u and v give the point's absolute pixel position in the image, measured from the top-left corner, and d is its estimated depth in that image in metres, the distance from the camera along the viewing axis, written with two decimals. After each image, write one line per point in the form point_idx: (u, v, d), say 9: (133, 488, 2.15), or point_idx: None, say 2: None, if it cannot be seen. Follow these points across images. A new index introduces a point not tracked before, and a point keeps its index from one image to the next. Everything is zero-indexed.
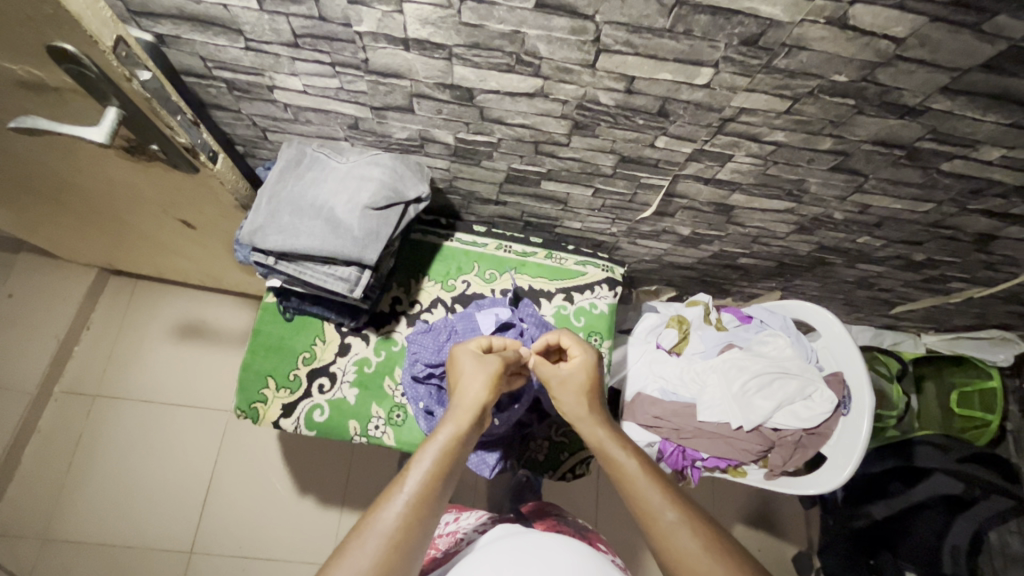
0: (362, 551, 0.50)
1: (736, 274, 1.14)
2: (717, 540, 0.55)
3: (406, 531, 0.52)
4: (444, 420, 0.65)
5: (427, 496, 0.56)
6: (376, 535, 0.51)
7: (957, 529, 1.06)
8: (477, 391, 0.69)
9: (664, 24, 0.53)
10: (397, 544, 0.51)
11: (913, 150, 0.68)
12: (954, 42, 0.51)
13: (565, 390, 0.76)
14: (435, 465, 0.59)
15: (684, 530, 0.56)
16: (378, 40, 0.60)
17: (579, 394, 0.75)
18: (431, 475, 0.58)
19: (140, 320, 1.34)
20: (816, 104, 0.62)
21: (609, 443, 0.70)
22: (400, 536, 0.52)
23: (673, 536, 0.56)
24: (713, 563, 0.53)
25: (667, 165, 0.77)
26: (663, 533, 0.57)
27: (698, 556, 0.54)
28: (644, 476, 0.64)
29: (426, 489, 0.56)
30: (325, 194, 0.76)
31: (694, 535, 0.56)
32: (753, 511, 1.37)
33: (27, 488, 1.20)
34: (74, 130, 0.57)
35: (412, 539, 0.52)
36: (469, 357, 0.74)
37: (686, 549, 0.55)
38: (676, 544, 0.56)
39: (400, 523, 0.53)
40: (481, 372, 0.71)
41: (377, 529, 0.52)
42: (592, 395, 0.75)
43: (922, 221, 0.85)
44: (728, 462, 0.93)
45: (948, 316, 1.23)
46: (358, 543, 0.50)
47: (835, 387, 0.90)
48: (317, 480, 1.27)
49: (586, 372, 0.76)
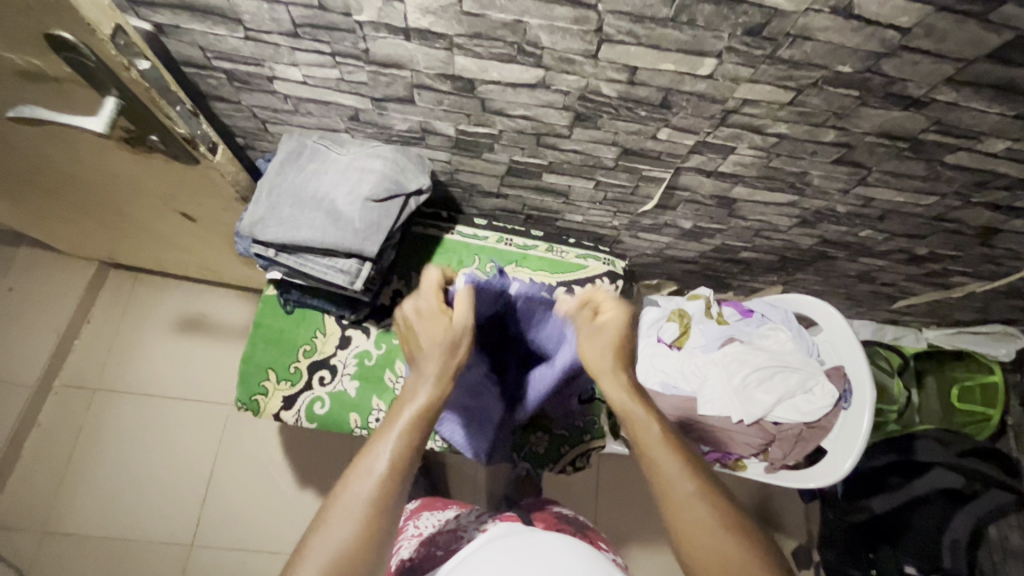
0: (339, 528, 0.49)
1: (737, 268, 1.14)
2: (730, 516, 0.55)
3: (382, 499, 0.51)
4: (413, 380, 0.59)
5: (404, 461, 0.53)
6: (354, 504, 0.50)
7: (958, 522, 1.07)
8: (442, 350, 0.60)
9: (667, 13, 0.53)
10: (378, 511, 0.51)
11: (918, 142, 0.67)
12: (961, 32, 0.51)
13: (591, 336, 0.69)
14: (406, 433, 0.55)
15: (701, 503, 0.56)
16: (378, 29, 0.59)
17: (612, 347, 0.67)
18: (406, 437, 0.54)
19: (139, 313, 1.34)
20: (820, 96, 0.61)
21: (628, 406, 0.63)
22: (374, 511, 0.50)
23: (690, 510, 0.56)
24: (726, 538, 0.54)
25: (669, 157, 0.76)
26: (675, 504, 0.56)
27: (711, 529, 0.55)
28: (665, 448, 0.59)
29: (402, 455, 0.53)
30: (325, 186, 0.76)
31: (709, 509, 0.56)
32: (753, 505, 1.37)
33: (28, 479, 1.21)
34: (73, 121, 0.57)
35: (390, 507, 0.51)
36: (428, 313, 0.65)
37: (701, 523, 0.55)
38: (690, 516, 0.55)
39: (378, 492, 0.51)
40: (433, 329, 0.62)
41: (348, 506, 0.50)
42: (626, 350, 0.67)
43: (925, 214, 0.84)
44: (728, 454, 0.94)
45: (951, 311, 1.23)
46: (337, 514, 0.50)
47: (836, 381, 0.90)
48: (318, 472, 1.28)
49: (616, 327, 0.68)
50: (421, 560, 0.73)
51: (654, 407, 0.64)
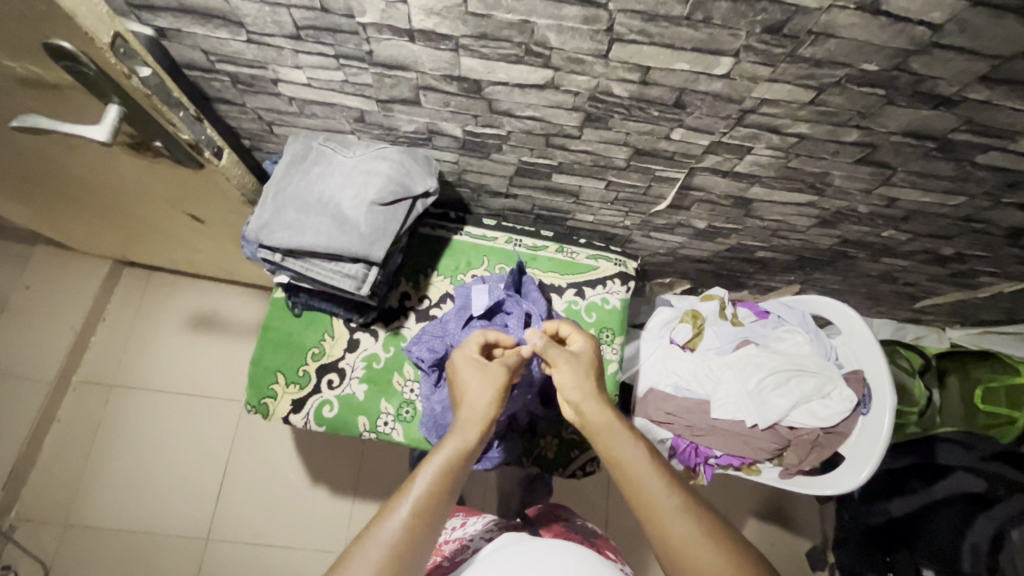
0: (363, 563, 0.48)
1: (754, 267, 1.11)
2: (719, 528, 0.53)
3: (407, 542, 0.50)
4: (450, 429, 0.61)
5: (430, 510, 0.53)
6: (376, 546, 0.49)
7: (977, 526, 0.98)
8: (486, 403, 0.65)
9: (682, 11, 0.50)
10: (400, 554, 0.49)
11: (946, 142, 0.64)
12: (996, 28, 0.48)
13: (569, 363, 0.70)
14: (435, 477, 0.55)
15: (688, 516, 0.54)
16: (382, 31, 0.58)
17: (580, 372, 0.69)
18: (433, 487, 0.54)
19: (154, 313, 1.35)
20: (843, 95, 0.58)
21: (606, 425, 0.64)
22: (400, 550, 0.49)
23: (675, 523, 0.54)
24: (715, 552, 0.51)
25: (683, 157, 0.74)
26: (662, 519, 0.54)
27: (700, 542, 0.52)
28: (645, 463, 0.59)
29: (431, 499, 0.53)
30: (331, 190, 0.75)
31: (695, 522, 0.53)
32: (767, 506, 1.35)
33: (48, 476, 1.23)
34: (75, 129, 0.56)
35: (414, 551, 0.50)
36: (474, 366, 0.70)
37: (688, 537, 0.53)
38: (677, 530, 0.53)
39: (403, 534, 0.50)
40: (487, 385, 0.67)
41: (379, 539, 0.50)
42: (597, 377, 0.70)
43: (952, 214, 0.81)
44: (741, 459, 0.91)
45: (976, 311, 1.19)
46: (359, 553, 0.49)
47: (855, 386, 0.87)
48: (330, 470, 1.28)
49: (590, 355, 0.72)
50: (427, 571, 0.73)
51: (634, 428, 0.64)
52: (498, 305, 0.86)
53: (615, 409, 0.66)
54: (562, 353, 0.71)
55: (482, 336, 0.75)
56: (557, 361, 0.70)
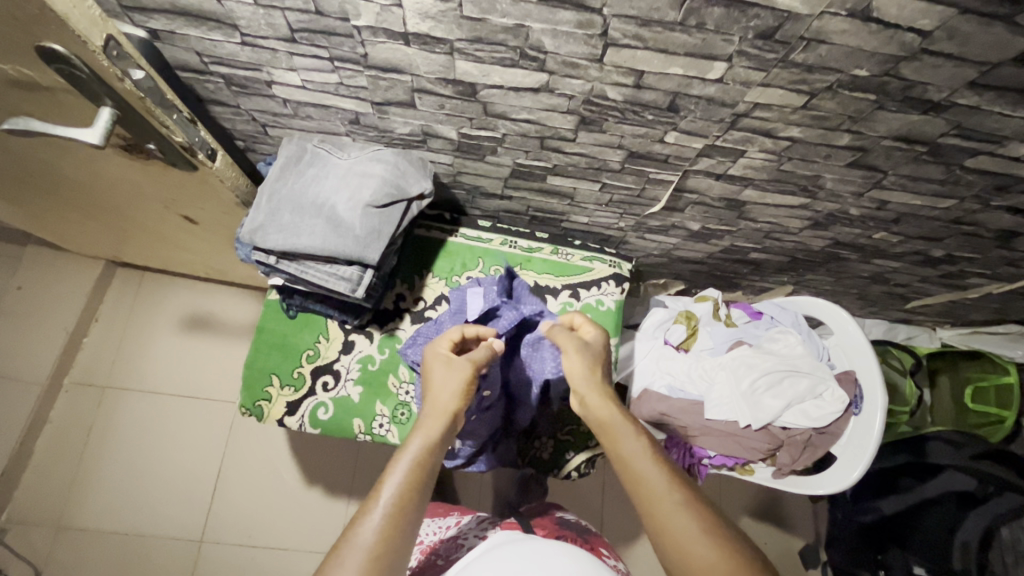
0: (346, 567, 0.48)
1: (747, 268, 1.12)
2: (715, 522, 0.53)
3: (387, 544, 0.50)
4: (417, 427, 0.62)
5: (405, 510, 0.53)
6: (358, 551, 0.49)
7: (969, 525, 1.02)
8: (452, 397, 0.65)
9: (675, 17, 0.50)
10: (380, 557, 0.49)
11: (936, 146, 0.65)
12: (986, 36, 0.48)
13: (579, 353, 0.71)
14: (410, 475, 0.56)
15: (685, 511, 0.54)
16: (377, 34, 0.58)
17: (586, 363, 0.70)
18: (407, 485, 0.55)
19: (147, 313, 1.34)
20: (835, 99, 0.59)
21: (611, 422, 0.65)
22: (380, 553, 0.49)
23: (672, 518, 0.54)
24: (711, 545, 0.51)
25: (677, 160, 0.74)
26: (661, 514, 0.55)
27: (695, 536, 0.52)
28: (646, 459, 0.60)
29: (407, 495, 0.54)
30: (327, 192, 0.75)
31: (693, 517, 0.54)
32: (760, 505, 1.36)
33: (41, 478, 1.22)
34: (67, 132, 0.56)
35: (394, 550, 0.50)
36: (441, 360, 0.69)
37: (685, 532, 0.53)
38: (674, 525, 0.53)
39: (381, 536, 0.50)
40: (454, 377, 0.67)
41: (358, 544, 0.49)
42: (602, 369, 0.71)
43: (943, 217, 0.82)
44: (734, 459, 0.93)
45: (966, 311, 1.20)
46: (338, 560, 0.48)
47: (846, 386, 0.87)
48: (325, 470, 1.28)
49: (602, 348, 0.73)
50: (420, 569, 0.72)
51: (637, 423, 0.64)
52: (492, 311, 0.84)
53: (620, 405, 0.67)
54: (574, 342, 0.72)
55: (457, 333, 0.73)
56: (567, 346, 0.72)
